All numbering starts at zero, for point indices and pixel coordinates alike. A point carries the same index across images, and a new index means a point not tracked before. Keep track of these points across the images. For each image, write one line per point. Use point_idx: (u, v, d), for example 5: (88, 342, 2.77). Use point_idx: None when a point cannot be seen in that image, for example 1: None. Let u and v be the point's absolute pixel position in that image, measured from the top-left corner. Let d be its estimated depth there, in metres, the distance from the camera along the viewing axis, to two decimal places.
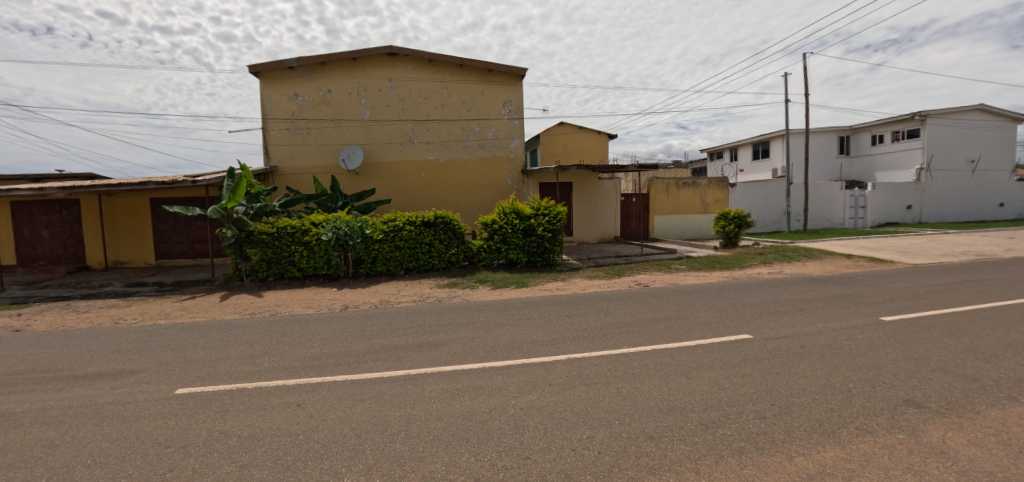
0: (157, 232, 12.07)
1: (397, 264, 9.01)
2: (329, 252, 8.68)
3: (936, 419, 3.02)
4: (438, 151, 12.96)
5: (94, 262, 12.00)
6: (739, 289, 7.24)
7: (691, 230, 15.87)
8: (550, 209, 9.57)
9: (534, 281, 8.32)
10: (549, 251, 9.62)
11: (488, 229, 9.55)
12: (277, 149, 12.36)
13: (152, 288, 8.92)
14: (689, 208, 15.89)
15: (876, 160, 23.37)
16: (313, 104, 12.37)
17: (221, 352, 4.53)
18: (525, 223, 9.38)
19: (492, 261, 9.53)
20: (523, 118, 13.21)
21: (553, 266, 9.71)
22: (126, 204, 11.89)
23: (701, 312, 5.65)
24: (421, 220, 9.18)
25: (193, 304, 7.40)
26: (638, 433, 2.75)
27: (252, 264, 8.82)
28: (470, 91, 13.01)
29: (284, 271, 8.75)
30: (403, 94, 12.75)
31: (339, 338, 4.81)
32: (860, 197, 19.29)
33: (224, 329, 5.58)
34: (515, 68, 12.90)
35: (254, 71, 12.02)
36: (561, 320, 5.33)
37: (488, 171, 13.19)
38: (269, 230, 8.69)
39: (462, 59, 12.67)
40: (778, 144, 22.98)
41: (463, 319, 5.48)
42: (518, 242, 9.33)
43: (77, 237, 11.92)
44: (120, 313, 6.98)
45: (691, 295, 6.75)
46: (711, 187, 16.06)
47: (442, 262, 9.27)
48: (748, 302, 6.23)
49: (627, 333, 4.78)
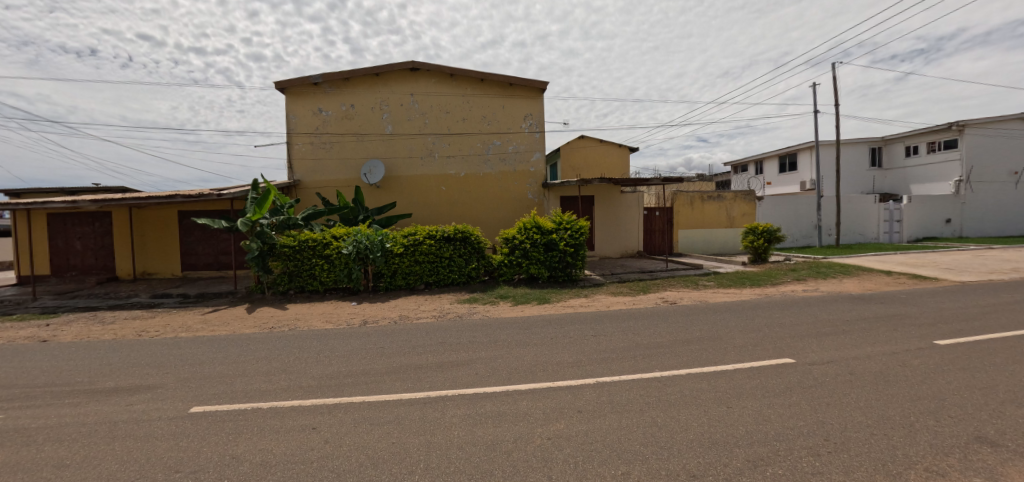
0: (184, 244, 12.37)
1: (417, 278, 8.91)
2: (350, 266, 8.66)
3: (1016, 460, 2.65)
4: (459, 165, 12.97)
5: (123, 273, 12.34)
6: (774, 308, 6.84)
7: (716, 245, 15.39)
8: (572, 223, 9.36)
9: (556, 297, 8.08)
10: (572, 266, 9.37)
11: (508, 244, 9.39)
12: (301, 164, 12.58)
13: (177, 300, 9.03)
14: (714, 222, 15.45)
15: (911, 172, 22.41)
16: (337, 119, 12.60)
17: (239, 367, 4.45)
18: (546, 238, 9.17)
19: (513, 276, 9.32)
20: (544, 132, 13.17)
21: (575, 281, 9.44)
22: (154, 216, 12.23)
23: (737, 333, 5.31)
24: (442, 234, 9.07)
25: (215, 317, 7.42)
26: (678, 470, 2.48)
27: (274, 277, 8.86)
28: (491, 105, 13.06)
29: (305, 284, 8.76)
30: (425, 108, 12.88)
31: (356, 356, 4.66)
32: (895, 210, 18.46)
33: (244, 343, 5.54)
34: (535, 82, 12.93)
35: (280, 87, 12.35)
36: (586, 340, 5.05)
37: (509, 185, 13.10)
38: (291, 243, 8.73)
39: (483, 73, 12.78)
40: (806, 156, 22.30)
41: (485, 337, 5.30)
42: (540, 257, 9.12)
43: (108, 248, 12.32)
44: (144, 325, 7.04)
45: (723, 314, 6.39)
46: (737, 200, 15.60)
47: (462, 277, 9.11)
48: (787, 322, 5.83)
49: (658, 355, 4.48)
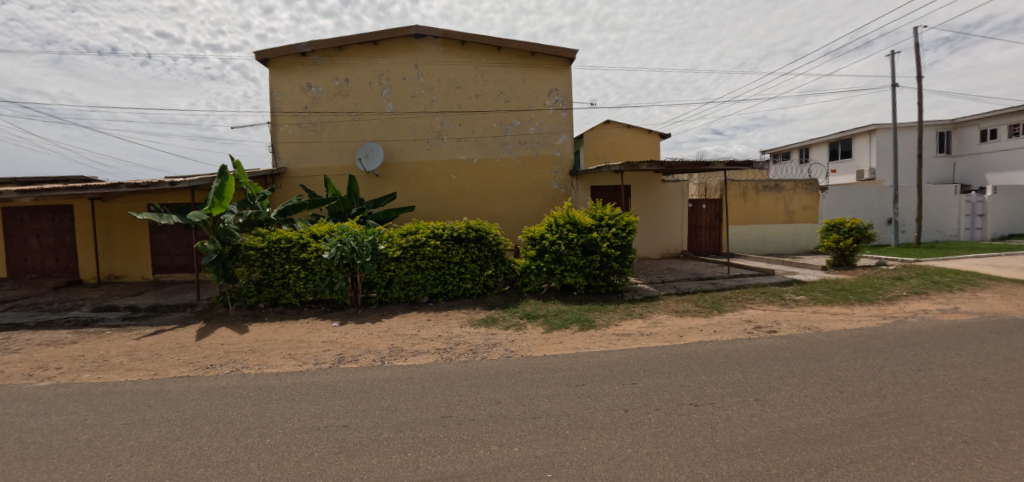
0: (155, 243, 10.70)
1: (419, 288, 6.94)
2: (332, 274, 6.73)
3: None
4: (472, 149, 10.95)
5: (87, 275, 10.72)
6: (935, 346, 4.61)
7: (773, 244, 13.08)
8: (616, 219, 7.26)
9: (602, 318, 6.00)
10: (615, 272, 7.29)
11: (535, 245, 7.29)
12: (287, 148, 10.70)
13: (121, 314, 7.23)
14: (771, 216, 13.09)
15: (988, 159, 19.48)
16: (329, 96, 10.68)
17: (90, 477, 2.52)
18: (584, 237, 7.06)
19: (540, 286, 7.25)
20: (572, 110, 11.07)
21: (620, 293, 7.35)
22: (120, 211, 10.55)
23: (941, 407, 3.13)
24: (450, 233, 7.02)
25: (149, 345, 5.58)
26: None
27: (239, 286, 7.00)
28: (510, 78, 10.97)
29: (279, 296, 6.90)
30: (432, 83, 10.86)
31: (291, 453, 2.66)
32: (978, 203, 15.82)
33: (146, 403, 3.62)
34: (563, 50, 10.79)
35: (260, 57, 10.44)
36: (689, 421, 2.94)
37: (530, 173, 11.04)
38: (258, 245, 6.83)
39: (501, 40, 10.67)
40: (864, 141, 19.63)
41: (512, 405, 3.24)
42: (576, 262, 7.04)
43: (70, 247, 10.70)
44: (50, 358, 5.22)
45: (873, 359, 4.19)
46: (797, 191, 13.25)
47: (476, 288, 7.10)
48: (999, 380, 3.61)
49: (852, 472, 2.34)
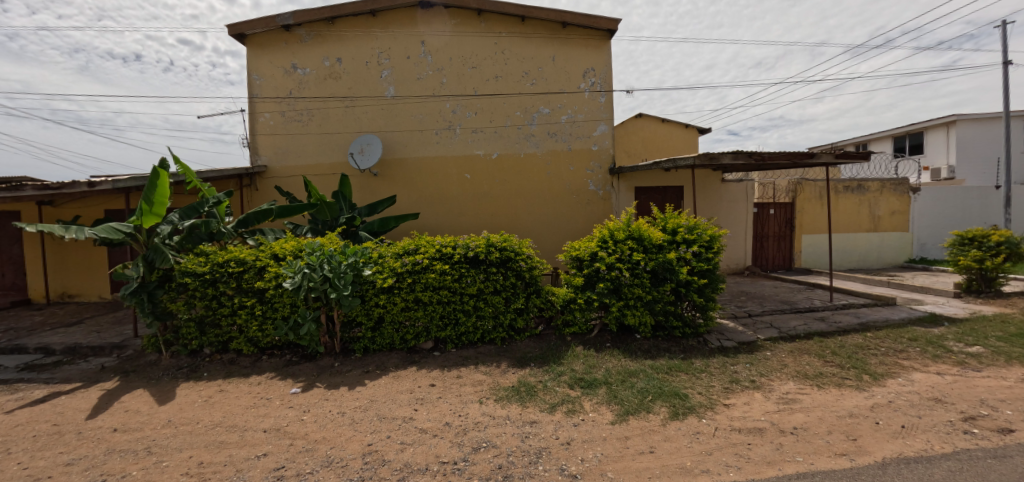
0: (113, 257, 9.01)
1: (420, 330, 4.94)
2: (298, 313, 4.77)
3: None
4: (489, 142, 8.95)
5: (35, 295, 9.08)
6: None
7: (855, 257, 10.73)
8: (698, 233, 5.11)
9: (698, 389, 3.88)
10: (695, 308, 5.16)
11: (582, 270, 5.24)
12: (269, 142, 8.88)
13: (25, 361, 5.41)
14: (852, 223, 10.73)
15: None
16: (318, 79, 8.82)
17: None
18: (654, 260, 4.95)
19: (589, 326, 5.18)
20: (613, 93, 8.97)
21: (701, 336, 5.22)
22: (72, 218, 8.87)
23: None
24: (464, 253, 5.01)
25: (10, 429, 3.68)
26: None
27: (177, 325, 5.11)
28: (537, 55, 8.94)
29: (229, 340, 5.00)
30: (442, 62, 8.89)
31: None
32: None
33: None
34: (602, 19, 8.69)
35: (234, 32, 8.61)
36: None
37: (560, 171, 8.98)
38: (198, 271, 4.91)
39: (526, 8, 8.64)
40: (940, 135, 17.00)
41: None
42: (642, 295, 4.94)
43: (16, 261, 9.08)
44: None
45: None
46: (883, 193, 10.90)
47: (499, 331, 5.08)
48: None
49: None
